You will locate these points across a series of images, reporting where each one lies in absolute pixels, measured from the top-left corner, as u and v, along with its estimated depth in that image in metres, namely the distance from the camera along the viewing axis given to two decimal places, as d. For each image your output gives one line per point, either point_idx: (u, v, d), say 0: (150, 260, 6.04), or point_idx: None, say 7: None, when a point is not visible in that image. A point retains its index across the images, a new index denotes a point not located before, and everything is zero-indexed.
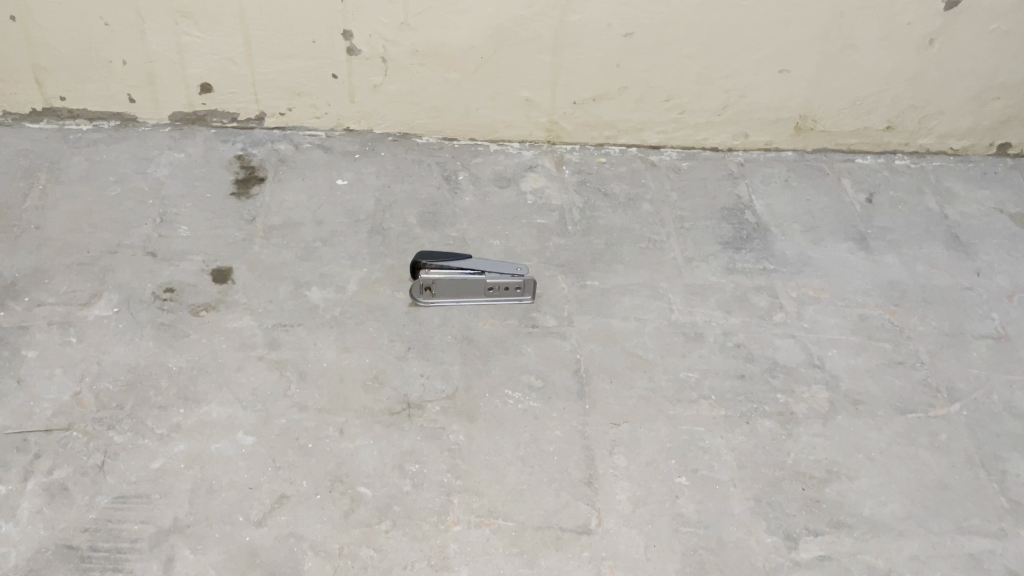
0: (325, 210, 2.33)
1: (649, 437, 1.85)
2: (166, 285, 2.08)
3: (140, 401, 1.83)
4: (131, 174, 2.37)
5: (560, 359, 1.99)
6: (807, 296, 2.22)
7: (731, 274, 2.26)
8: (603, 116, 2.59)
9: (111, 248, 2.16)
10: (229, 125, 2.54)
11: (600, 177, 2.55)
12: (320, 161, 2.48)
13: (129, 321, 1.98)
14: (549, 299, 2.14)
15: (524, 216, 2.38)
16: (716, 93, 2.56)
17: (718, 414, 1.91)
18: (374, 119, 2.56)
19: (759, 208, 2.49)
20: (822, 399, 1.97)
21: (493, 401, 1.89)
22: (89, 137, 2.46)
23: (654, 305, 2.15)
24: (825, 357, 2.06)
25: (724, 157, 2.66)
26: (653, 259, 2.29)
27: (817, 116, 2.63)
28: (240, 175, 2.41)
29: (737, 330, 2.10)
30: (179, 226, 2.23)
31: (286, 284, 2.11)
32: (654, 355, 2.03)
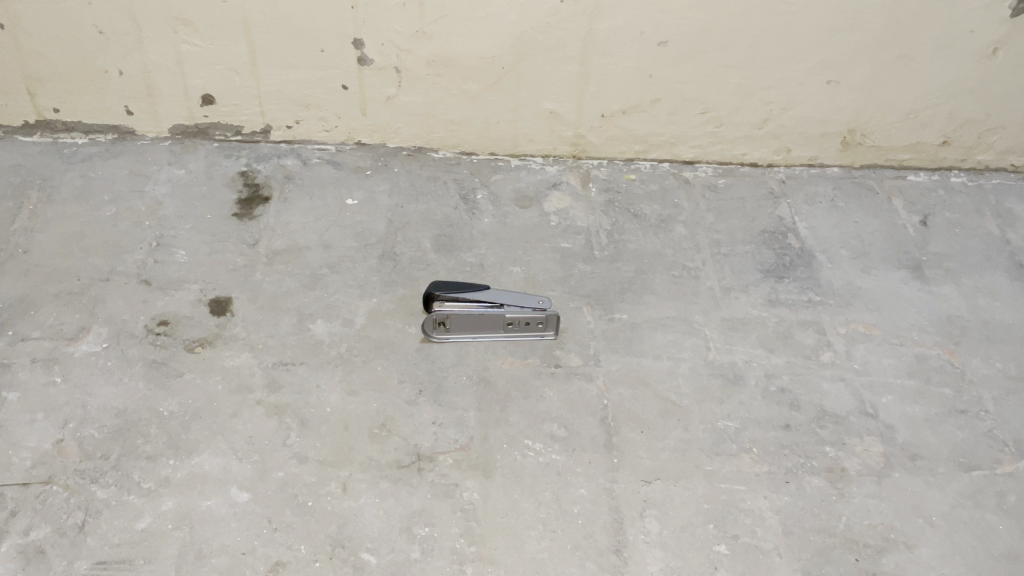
0: (334, 232, 2.17)
1: (684, 498, 1.67)
2: (160, 318, 1.92)
3: (127, 450, 1.68)
4: (127, 192, 2.22)
5: (586, 405, 1.81)
6: (857, 332, 2.03)
7: (773, 307, 2.07)
8: (633, 129, 2.41)
9: (102, 275, 2.01)
10: (233, 139, 2.38)
11: (630, 196, 2.36)
12: (328, 178, 2.32)
13: (118, 359, 1.83)
14: (574, 335, 1.96)
15: (547, 240, 2.20)
16: (757, 105, 2.36)
17: (761, 470, 1.73)
18: (388, 132, 2.39)
19: (803, 231, 2.29)
20: (876, 453, 1.78)
21: (512, 453, 1.72)
22: (84, 151, 2.31)
23: (689, 341, 1.97)
24: (878, 405, 1.87)
25: (764, 174, 2.46)
26: (687, 289, 2.10)
27: (867, 130, 2.42)
28: (243, 193, 2.25)
29: (781, 373, 1.92)
30: (176, 250, 2.08)
31: (289, 316, 1.95)
32: (690, 400, 1.84)
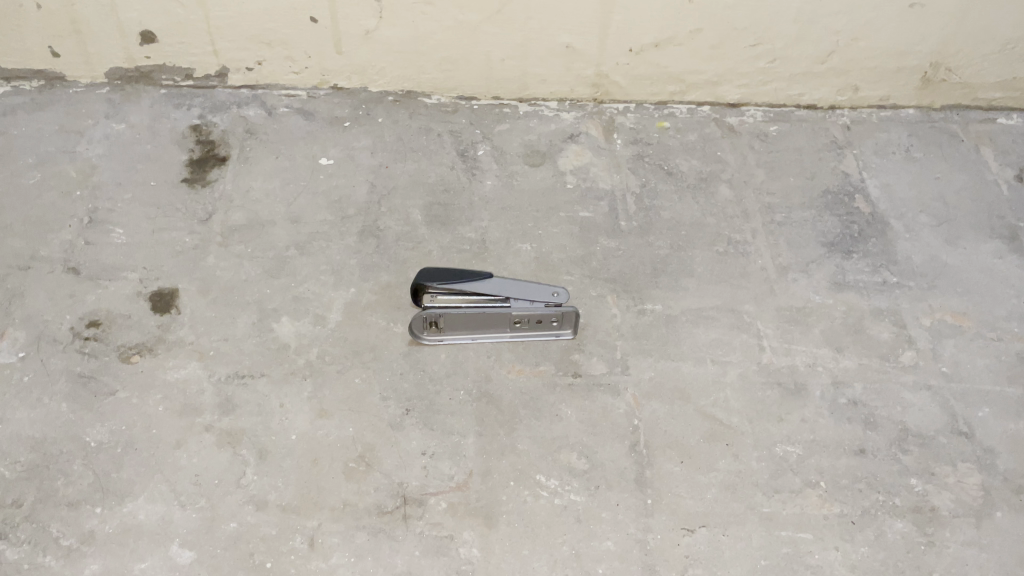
0: (304, 202, 1.79)
1: (735, 553, 1.34)
2: (89, 318, 1.57)
3: (44, 495, 1.35)
4: (56, 154, 1.83)
5: (611, 427, 1.47)
6: (944, 325, 1.65)
7: (839, 292, 1.69)
8: (667, 67, 1.98)
9: (21, 262, 1.65)
10: (183, 84, 1.98)
11: (663, 149, 1.95)
12: (298, 132, 1.92)
13: (37, 373, 1.49)
14: (596, 333, 1.59)
15: (562, 208, 1.81)
16: (821, 35, 1.93)
17: (830, 512, 1.39)
18: (370, 74, 1.98)
19: (874, 191, 1.89)
20: (973, 487, 1.44)
21: (519, 494, 1.38)
22: (4, 101, 1.92)
23: (738, 340, 1.60)
24: (973, 421, 1.52)
25: (824, 118, 2.04)
26: (735, 270, 1.72)
27: (952, 63, 1.99)
28: (195, 153, 1.86)
29: (852, 380, 1.56)
30: (113, 228, 1.71)
31: (249, 313, 1.59)
32: (741, 419, 1.49)
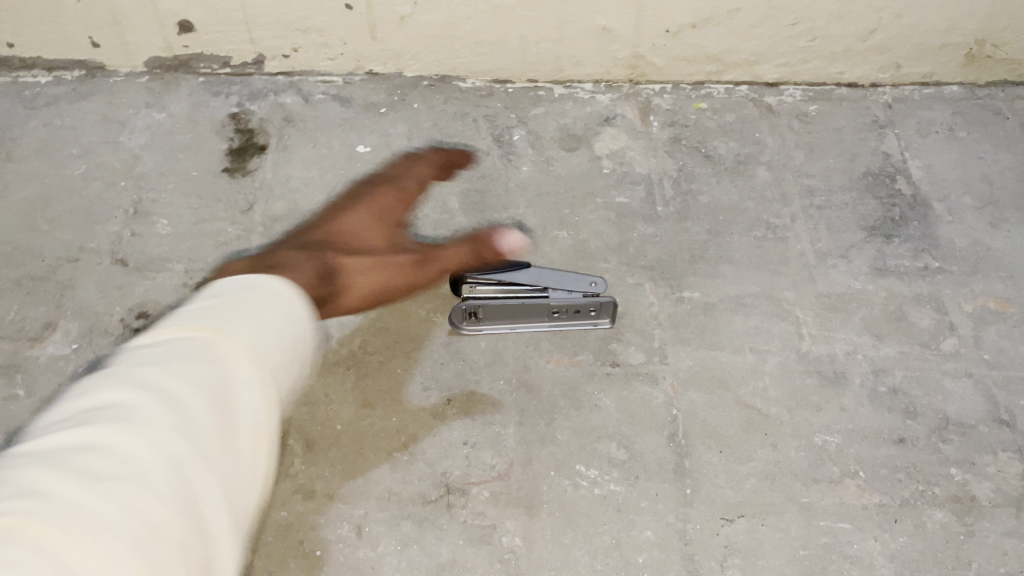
0: (342, 190, 1.80)
1: (774, 543, 1.35)
2: (138, 310, 1.61)
3: None
4: (99, 144, 1.86)
5: (650, 417, 1.48)
6: (987, 311, 1.64)
7: (880, 278, 1.68)
8: (704, 47, 1.96)
9: (70, 255, 1.69)
10: (220, 72, 2.00)
11: (700, 131, 1.93)
12: (335, 119, 1.93)
13: (90, 364, 1.54)
14: (634, 322, 1.61)
15: (599, 193, 1.81)
16: (863, 13, 1.89)
17: (869, 502, 1.40)
18: (405, 59, 1.98)
19: (916, 172, 1.86)
20: (1014, 476, 1.43)
21: (560, 483, 1.41)
22: (48, 92, 1.95)
23: (777, 328, 1.60)
24: (1015, 410, 1.51)
25: (865, 96, 2.01)
26: (773, 255, 1.71)
27: (998, 39, 1.94)
28: (235, 142, 1.88)
29: (892, 368, 1.55)
30: (158, 219, 1.75)
31: None
32: (779, 409, 1.50)
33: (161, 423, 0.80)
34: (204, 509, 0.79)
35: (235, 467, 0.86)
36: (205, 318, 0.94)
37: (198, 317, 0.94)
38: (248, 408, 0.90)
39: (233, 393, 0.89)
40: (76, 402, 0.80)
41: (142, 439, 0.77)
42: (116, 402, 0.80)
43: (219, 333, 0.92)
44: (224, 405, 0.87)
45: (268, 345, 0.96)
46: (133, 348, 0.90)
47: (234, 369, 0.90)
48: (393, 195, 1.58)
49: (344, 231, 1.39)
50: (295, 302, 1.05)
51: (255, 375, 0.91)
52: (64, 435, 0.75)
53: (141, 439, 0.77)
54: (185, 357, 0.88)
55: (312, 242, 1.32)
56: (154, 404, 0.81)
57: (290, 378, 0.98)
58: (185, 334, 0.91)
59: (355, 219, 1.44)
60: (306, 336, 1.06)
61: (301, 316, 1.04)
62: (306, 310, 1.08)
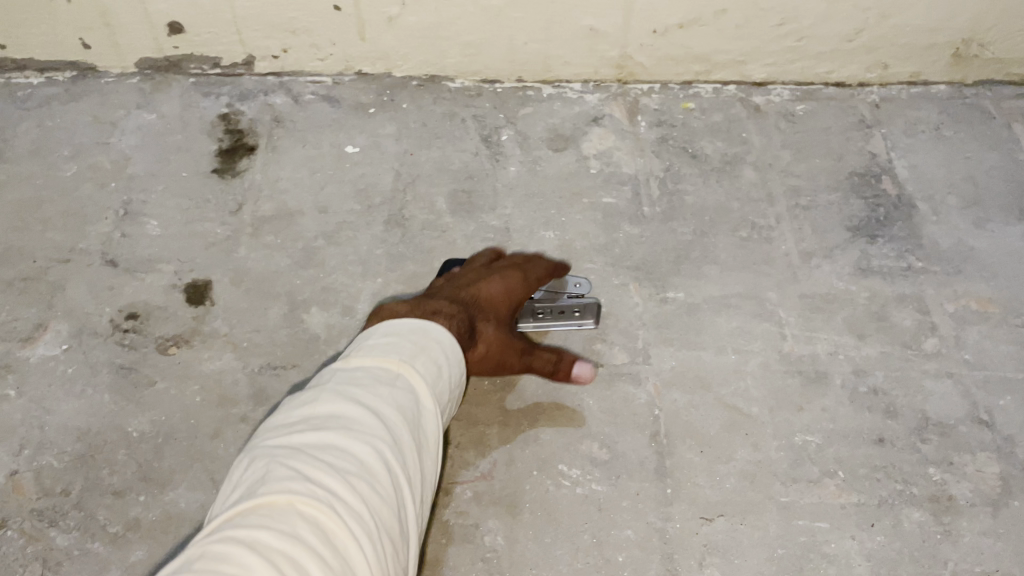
0: (331, 191, 1.82)
1: (752, 542, 1.37)
2: (128, 311, 1.63)
3: (91, 484, 1.43)
4: (90, 145, 1.88)
5: (632, 417, 1.50)
6: (969, 311, 1.65)
7: (863, 278, 1.69)
8: (692, 47, 1.96)
9: (62, 256, 1.71)
10: (211, 72, 2.01)
11: (687, 131, 1.95)
12: (325, 119, 1.95)
13: (80, 365, 1.56)
14: (618, 323, 1.62)
15: (586, 193, 1.82)
16: (850, 13, 1.89)
17: (848, 501, 1.42)
18: (394, 60, 2.00)
19: (901, 172, 1.87)
20: (992, 476, 1.45)
21: (542, 483, 1.43)
22: (40, 93, 1.97)
23: (760, 329, 1.62)
24: (994, 410, 1.52)
25: (852, 96, 2.02)
26: (758, 256, 1.73)
27: (985, 39, 1.95)
28: (225, 143, 1.90)
29: (873, 368, 1.57)
30: (148, 220, 1.76)
31: (280, 304, 1.64)
32: (760, 409, 1.51)
33: (346, 469, 0.94)
34: (386, 539, 0.93)
35: (400, 503, 0.98)
36: (369, 379, 1.08)
37: (359, 382, 1.07)
38: (410, 457, 1.03)
39: (401, 446, 1.02)
40: (277, 453, 0.95)
41: (337, 485, 0.91)
42: (304, 455, 0.94)
43: (394, 380, 1.09)
44: (394, 453, 1.00)
45: (419, 411, 1.09)
46: (300, 408, 1.04)
47: (399, 429, 1.03)
48: (517, 275, 1.52)
49: (484, 298, 1.46)
50: (439, 353, 1.18)
51: (412, 435, 1.04)
52: (268, 482, 0.90)
53: (341, 487, 0.91)
54: (354, 413, 1.01)
55: (463, 308, 1.40)
56: (335, 458, 0.95)
57: (435, 422, 1.11)
58: (348, 392, 1.04)
59: (493, 286, 1.48)
60: (457, 385, 1.22)
61: (443, 370, 1.17)
62: (456, 359, 1.22)
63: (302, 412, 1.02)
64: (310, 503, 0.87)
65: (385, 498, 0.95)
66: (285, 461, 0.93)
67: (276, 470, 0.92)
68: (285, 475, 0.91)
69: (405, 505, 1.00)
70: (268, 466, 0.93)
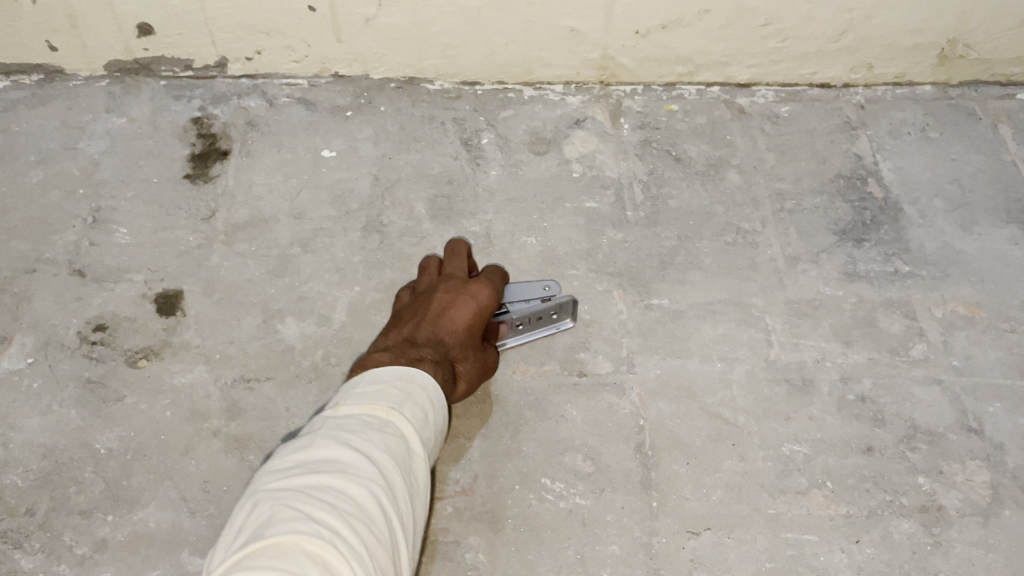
0: (306, 196, 1.77)
1: (740, 556, 1.34)
2: (96, 322, 1.58)
3: (57, 503, 1.38)
4: (57, 151, 1.82)
5: (617, 428, 1.47)
6: (957, 316, 1.63)
7: (850, 283, 1.67)
8: (675, 48, 1.93)
9: (27, 265, 1.65)
10: (182, 75, 1.96)
11: (670, 133, 1.91)
12: (300, 123, 1.90)
13: (46, 379, 1.51)
14: (602, 331, 1.59)
15: (568, 198, 1.79)
16: (833, 13, 1.86)
17: (836, 512, 1.39)
18: (371, 61, 1.95)
19: (887, 174, 1.85)
20: (981, 485, 1.43)
21: (525, 497, 1.39)
22: (5, 97, 1.91)
23: (746, 336, 1.58)
24: (983, 417, 1.50)
25: (837, 97, 1.99)
26: (743, 261, 1.70)
27: (969, 39, 1.93)
28: (197, 148, 1.84)
29: (861, 375, 1.54)
30: (118, 228, 1.71)
31: (253, 314, 1.59)
32: (747, 418, 1.48)
33: (345, 512, 0.90)
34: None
35: (395, 553, 0.95)
36: (360, 424, 1.03)
37: (351, 424, 1.03)
38: (404, 504, 0.99)
39: (396, 491, 0.98)
40: (278, 496, 0.91)
41: (337, 529, 0.87)
42: (303, 498, 0.90)
43: (386, 425, 1.05)
44: (390, 498, 0.96)
45: (411, 457, 1.05)
46: (294, 452, 0.99)
47: (394, 474, 0.99)
48: (487, 289, 1.44)
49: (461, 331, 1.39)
50: (429, 397, 1.14)
51: (405, 480, 1.01)
52: (273, 526, 0.86)
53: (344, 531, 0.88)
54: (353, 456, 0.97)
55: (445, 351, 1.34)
56: (334, 501, 0.91)
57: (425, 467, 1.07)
58: (342, 435, 1.00)
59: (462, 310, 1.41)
60: (444, 428, 1.18)
61: (432, 415, 1.13)
62: (444, 402, 1.18)
63: (295, 455, 0.98)
64: (313, 545, 0.84)
65: (381, 547, 0.91)
66: (287, 503, 0.89)
67: (279, 513, 0.88)
68: (285, 517, 0.87)
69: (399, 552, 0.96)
70: (269, 510, 0.89)
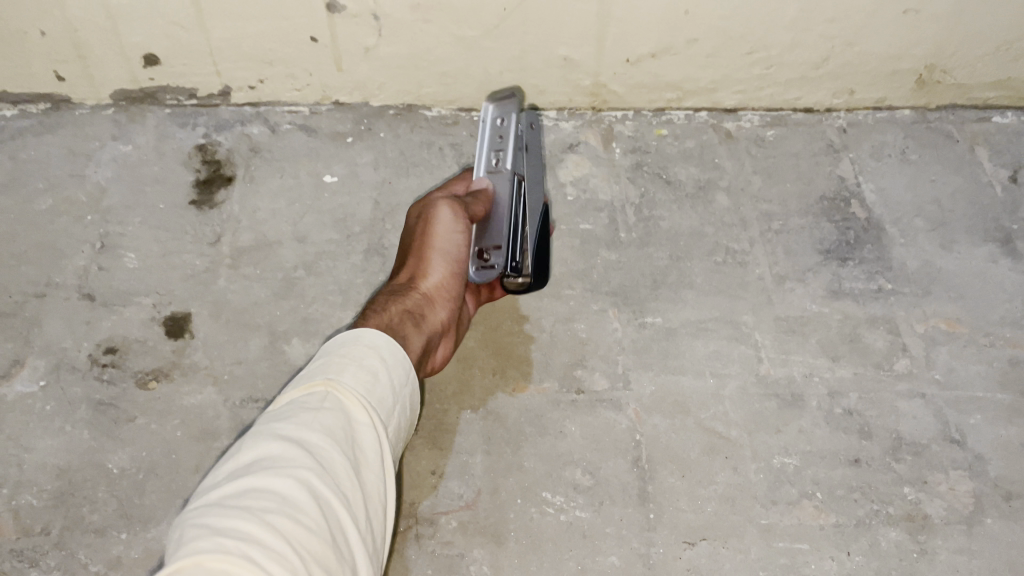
0: (309, 220, 1.82)
1: (734, 565, 1.40)
2: (106, 345, 1.62)
3: (72, 522, 1.41)
4: (65, 178, 1.87)
5: (614, 442, 1.52)
6: (938, 331, 1.69)
7: (836, 300, 1.73)
8: (664, 75, 1.99)
9: (37, 290, 1.69)
10: (187, 103, 2.01)
11: (661, 157, 1.98)
12: (302, 149, 1.95)
13: (58, 402, 1.55)
14: (598, 348, 1.64)
15: (563, 220, 1.85)
16: (816, 42, 1.92)
17: (826, 522, 1.44)
18: (370, 89, 2.01)
19: (870, 195, 1.92)
20: (964, 494, 1.49)
21: (527, 511, 1.44)
22: (13, 126, 1.95)
23: (737, 352, 1.64)
24: (965, 428, 1.56)
25: (820, 121, 2.07)
26: (733, 280, 1.76)
27: (947, 66, 2.00)
28: (201, 174, 1.90)
29: (847, 389, 1.60)
30: (126, 252, 1.76)
31: (260, 336, 1.64)
32: (739, 432, 1.54)
33: (267, 508, 0.76)
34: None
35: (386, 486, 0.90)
36: (345, 356, 0.97)
37: (278, 420, 0.87)
38: (349, 492, 0.83)
39: (383, 427, 0.93)
40: (252, 439, 0.85)
41: (258, 526, 0.74)
42: (281, 436, 0.84)
43: (372, 354, 0.99)
44: (326, 485, 0.80)
45: (356, 433, 0.88)
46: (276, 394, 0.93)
47: (380, 407, 0.94)
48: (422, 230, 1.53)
49: None
50: (378, 362, 0.98)
51: (348, 461, 0.84)
52: (253, 471, 0.80)
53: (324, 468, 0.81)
54: (338, 391, 0.91)
55: None
56: (251, 502, 0.76)
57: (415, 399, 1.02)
58: (328, 369, 0.94)
59: None
60: (410, 388, 1.01)
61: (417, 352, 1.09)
62: (400, 362, 1.01)
63: (219, 464, 0.83)
64: (220, 558, 0.69)
65: (333, 516, 0.79)
66: (263, 445, 0.83)
67: (259, 458, 0.82)
68: (191, 534, 0.72)
69: (355, 544, 0.80)
70: (250, 452, 0.83)
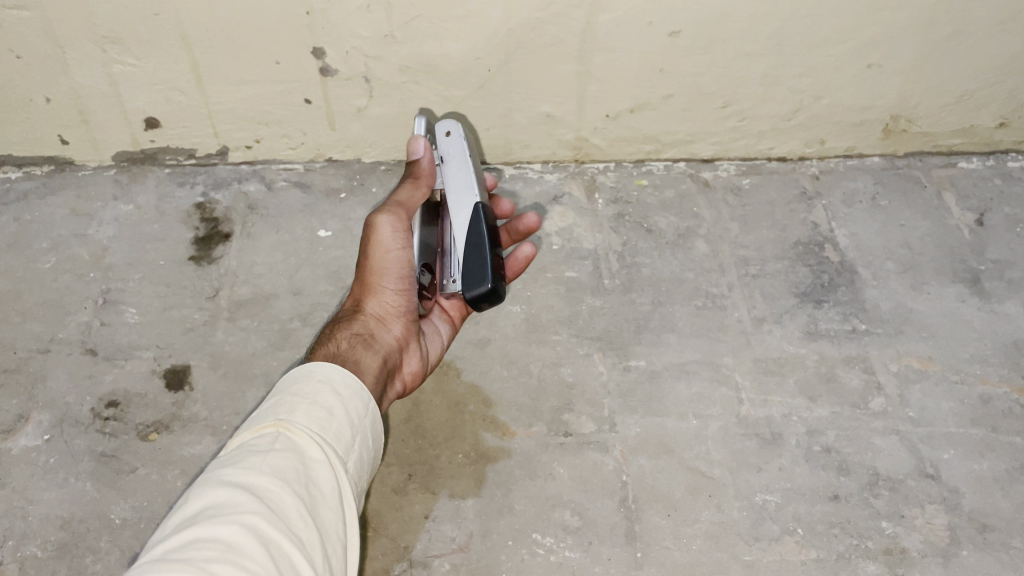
0: (304, 274, 1.89)
1: None
2: (108, 398, 1.67)
3: (75, 572, 1.45)
4: (68, 237, 1.94)
5: (602, 483, 1.57)
6: (911, 370, 1.76)
7: (812, 341, 1.80)
8: (643, 129, 2.09)
9: (41, 346, 1.75)
10: (186, 163, 2.10)
11: (642, 207, 2.07)
12: (297, 205, 2.03)
13: (62, 454, 1.59)
14: (585, 392, 1.70)
15: (549, 268, 1.92)
16: (786, 96, 2.02)
17: (807, 557, 1.50)
18: (362, 146, 2.09)
19: (842, 240, 2.00)
20: (940, 527, 1.54)
21: (518, 552, 1.49)
22: (18, 188, 2.03)
23: (718, 394, 1.71)
24: (939, 463, 1.62)
25: (793, 170, 2.16)
26: (713, 323, 1.83)
27: (913, 116, 2.10)
28: (200, 231, 1.97)
29: (825, 427, 1.66)
30: (127, 307, 1.82)
31: (257, 386, 1.70)
32: (722, 471, 1.59)
33: (212, 555, 0.84)
34: None
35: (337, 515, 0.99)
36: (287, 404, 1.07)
37: (230, 465, 0.97)
38: (299, 526, 0.92)
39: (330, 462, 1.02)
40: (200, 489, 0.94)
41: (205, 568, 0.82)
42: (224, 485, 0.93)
43: (315, 396, 1.08)
44: (273, 525, 0.90)
45: (307, 469, 0.98)
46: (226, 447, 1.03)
47: (325, 445, 1.03)
48: None
49: None
50: (329, 399, 1.09)
51: (298, 498, 0.94)
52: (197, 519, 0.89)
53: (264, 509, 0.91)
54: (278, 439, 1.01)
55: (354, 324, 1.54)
56: (198, 551, 0.85)
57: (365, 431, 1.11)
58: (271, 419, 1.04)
59: None
60: (365, 421, 1.12)
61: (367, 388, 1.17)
62: (351, 397, 1.12)
63: (172, 516, 0.92)
64: None
65: (282, 554, 0.88)
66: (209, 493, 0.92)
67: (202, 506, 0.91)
68: None
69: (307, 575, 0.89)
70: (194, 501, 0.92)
